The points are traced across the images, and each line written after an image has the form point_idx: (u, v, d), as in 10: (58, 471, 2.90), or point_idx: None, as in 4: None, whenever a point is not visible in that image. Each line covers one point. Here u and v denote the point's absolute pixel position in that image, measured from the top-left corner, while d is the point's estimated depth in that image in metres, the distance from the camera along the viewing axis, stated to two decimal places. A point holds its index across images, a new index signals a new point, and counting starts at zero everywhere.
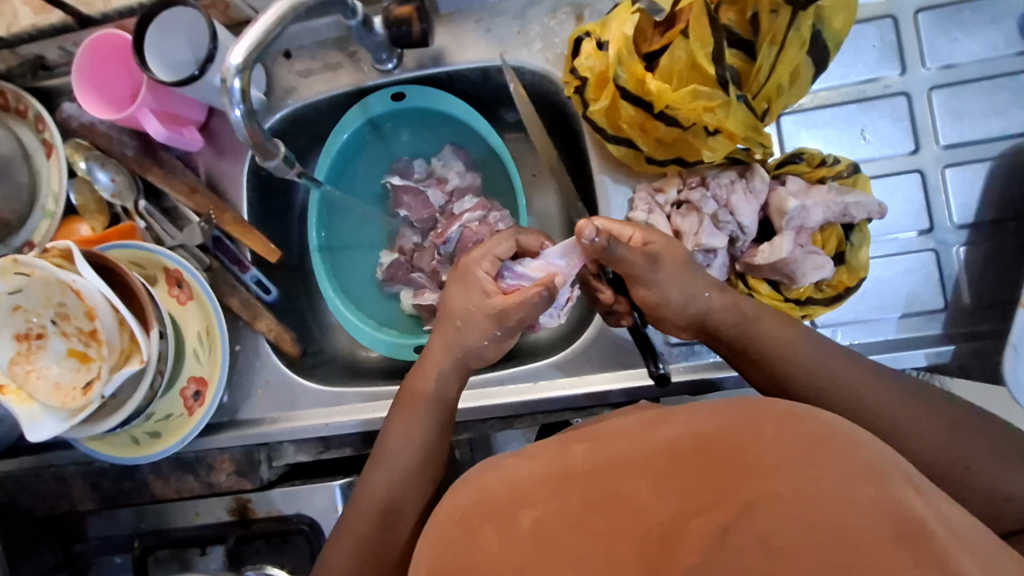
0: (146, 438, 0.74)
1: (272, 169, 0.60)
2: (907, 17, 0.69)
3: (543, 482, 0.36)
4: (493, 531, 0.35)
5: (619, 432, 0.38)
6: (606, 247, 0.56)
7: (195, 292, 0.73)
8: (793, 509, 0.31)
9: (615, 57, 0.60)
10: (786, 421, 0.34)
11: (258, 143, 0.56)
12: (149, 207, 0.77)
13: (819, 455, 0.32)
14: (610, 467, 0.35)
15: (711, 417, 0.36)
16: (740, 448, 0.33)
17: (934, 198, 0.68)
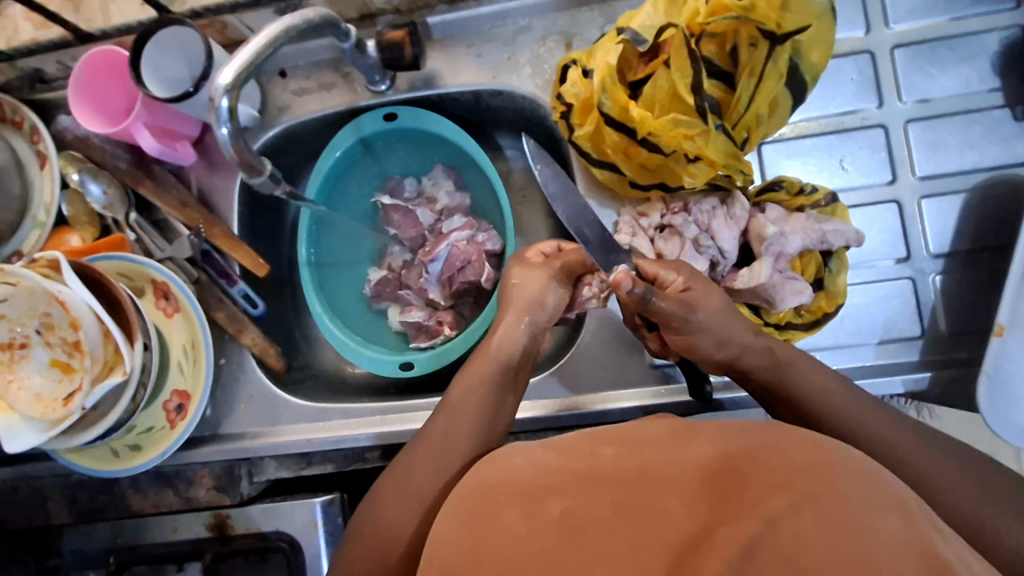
0: (126, 452, 0.73)
1: (257, 186, 0.61)
2: (884, 52, 0.71)
3: (575, 477, 0.38)
4: (520, 513, 0.37)
5: (649, 440, 0.40)
6: (644, 297, 0.55)
7: (182, 305, 0.74)
8: (812, 524, 0.30)
9: (599, 85, 0.62)
10: (812, 449, 0.35)
11: (244, 159, 0.57)
12: (139, 220, 0.78)
13: (846, 482, 0.33)
14: (636, 475, 0.37)
15: (728, 442, 0.37)
16: (770, 469, 0.33)
17: (911, 228, 0.69)
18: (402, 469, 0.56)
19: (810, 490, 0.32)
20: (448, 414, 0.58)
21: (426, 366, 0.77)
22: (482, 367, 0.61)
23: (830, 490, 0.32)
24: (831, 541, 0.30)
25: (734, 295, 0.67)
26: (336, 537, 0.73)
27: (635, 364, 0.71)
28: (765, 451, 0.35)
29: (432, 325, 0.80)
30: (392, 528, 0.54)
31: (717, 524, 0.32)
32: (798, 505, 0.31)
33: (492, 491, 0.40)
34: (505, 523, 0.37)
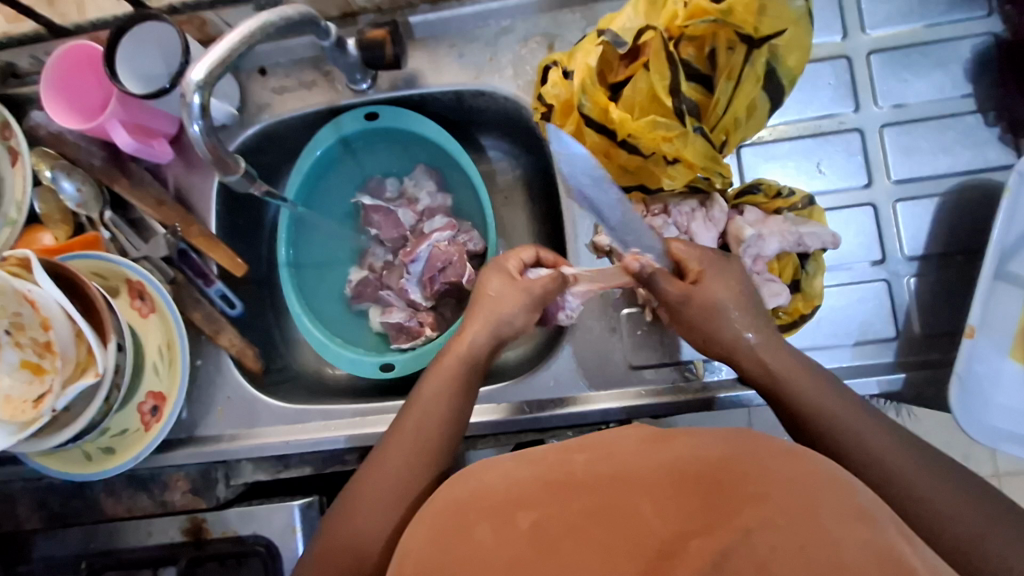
0: (98, 454, 0.72)
1: (231, 183, 0.60)
2: (860, 58, 0.72)
3: (545, 486, 0.38)
4: (491, 527, 0.36)
5: (620, 444, 0.40)
6: (651, 278, 0.61)
7: (158, 305, 0.72)
8: (772, 534, 0.31)
9: (579, 86, 0.62)
10: (786, 459, 0.36)
11: (217, 156, 0.56)
12: (114, 218, 0.76)
13: (815, 492, 0.33)
14: (612, 481, 0.37)
15: (702, 449, 0.37)
16: (743, 480, 0.34)
17: (886, 230, 0.70)
18: (374, 468, 0.57)
19: (777, 500, 0.33)
20: (417, 413, 0.59)
21: (406, 368, 0.76)
22: (449, 368, 0.62)
23: (800, 500, 0.33)
24: (780, 543, 0.31)
25: None
26: (314, 541, 0.72)
27: (615, 366, 0.71)
28: (739, 460, 0.36)
29: (413, 326, 0.80)
30: (364, 530, 0.54)
31: (692, 534, 0.32)
32: (768, 518, 0.32)
33: (464, 505, 0.39)
34: (477, 535, 0.37)
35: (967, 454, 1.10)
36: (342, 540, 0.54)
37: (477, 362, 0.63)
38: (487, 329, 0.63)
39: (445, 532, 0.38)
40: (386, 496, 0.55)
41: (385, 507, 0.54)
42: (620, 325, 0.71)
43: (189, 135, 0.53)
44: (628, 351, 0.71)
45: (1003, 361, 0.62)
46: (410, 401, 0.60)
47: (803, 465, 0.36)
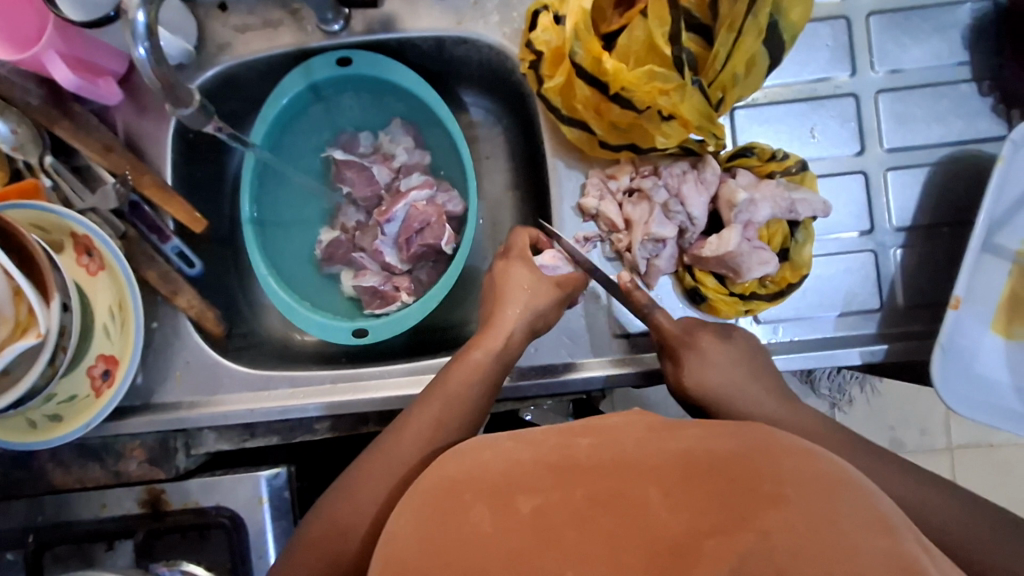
0: (45, 422, 0.66)
1: (184, 119, 0.54)
2: (859, 19, 0.70)
3: (546, 468, 0.36)
4: (488, 510, 0.35)
5: (625, 431, 0.39)
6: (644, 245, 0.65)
7: (108, 262, 0.67)
8: (790, 539, 0.30)
9: (571, 31, 0.58)
10: (800, 459, 0.34)
11: (166, 87, 0.50)
12: (55, 163, 0.69)
13: (834, 500, 0.32)
14: (610, 469, 0.35)
15: (712, 442, 0.36)
16: (759, 479, 0.33)
17: (876, 199, 0.69)
18: (382, 453, 0.55)
19: (795, 502, 0.31)
20: (434, 407, 0.57)
21: (380, 334, 0.72)
22: (476, 361, 0.59)
23: (818, 507, 0.31)
24: (799, 550, 0.29)
25: (701, 263, 0.65)
26: (282, 512, 0.69)
27: (600, 334, 0.68)
28: (753, 457, 0.34)
29: (388, 291, 0.76)
30: (349, 518, 0.53)
31: (707, 533, 0.31)
32: (789, 522, 0.30)
33: (458, 484, 0.37)
34: (471, 520, 0.35)
35: (923, 427, 1.14)
36: (334, 519, 0.54)
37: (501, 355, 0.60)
38: (519, 316, 0.61)
39: (435, 518, 0.36)
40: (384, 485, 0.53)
41: (376, 496, 0.53)
42: (610, 294, 0.68)
43: (133, 58, 0.47)
44: (614, 318, 0.68)
45: (983, 332, 0.62)
46: (431, 392, 0.58)
47: (815, 465, 0.34)
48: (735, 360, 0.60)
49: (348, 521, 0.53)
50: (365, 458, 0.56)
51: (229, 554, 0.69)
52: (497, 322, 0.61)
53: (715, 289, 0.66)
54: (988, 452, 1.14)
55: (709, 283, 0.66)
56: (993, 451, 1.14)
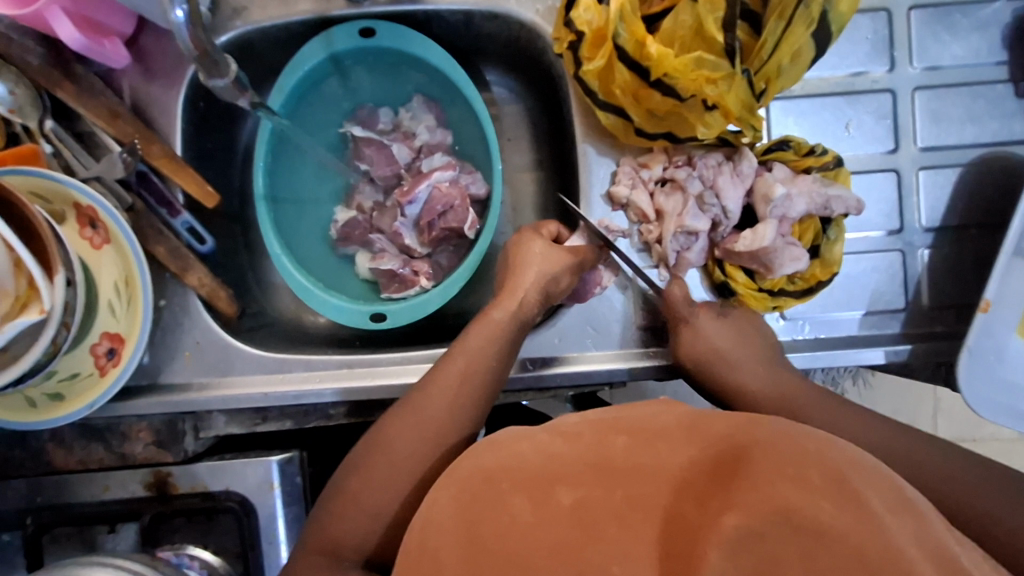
0: (45, 401, 0.63)
1: (217, 90, 0.54)
2: (901, 12, 0.68)
3: (591, 469, 0.34)
4: (528, 501, 0.34)
5: (660, 426, 0.35)
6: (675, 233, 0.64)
7: (114, 235, 0.63)
8: (811, 518, 0.30)
9: (617, 12, 0.56)
10: (825, 443, 0.33)
11: (203, 55, 0.49)
12: (55, 128, 0.65)
13: (861, 483, 0.31)
14: (640, 472, 0.33)
15: (740, 428, 0.35)
16: (789, 457, 0.32)
17: (907, 199, 0.68)
18: (407, 411, 0.57)
19: (821, 482, 0.31)
20: (455, 365, 0.59)
21: (399, 318, 0.70)
22: (496, 320, 0.61)
23: (845, 491, 0.31)
24: (818, 530, 0.29)
25: (732, 257, 0.64)
26: (294, 498, 0.67)
27: (624, 326, 0.67)
28: (780, 441, 0.33)
29: (407, 275, 0.74)
30: (374, 495, 0.55)
31: (722, 511, 0.30)
32: (814, 499, 0.30)
33: (494, 472, 0.36)
34: (510, 511, 0.34)
35: (914, 420, 1.15)
36: (366, 475, 0.55)
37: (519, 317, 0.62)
38: (536, 286, 0.63)
39: (473, 508, 0.35)
40: (419, 442, 0.56)
41: (412, 458, 0.55)
42: (633, 285, 0.67)
43: (170, 23, 0.46)
44: (638, 310, 0.67)
45: (1010, 338, 0.62)
46: (451, 350, 0.60)
47: (839, 449, 0.33)
48: (720, 325, 0.62)
49: (383, 479, 0.55)
50: (387, 417, 0.58)
51: (237, 537, 0.68)
52: (513, 288, 0.63)
53: (744, 284, 0.65)
54: (973, 446, 1.17)
55: (739, 277, 0.65)
56: (977, 445, 1.17)
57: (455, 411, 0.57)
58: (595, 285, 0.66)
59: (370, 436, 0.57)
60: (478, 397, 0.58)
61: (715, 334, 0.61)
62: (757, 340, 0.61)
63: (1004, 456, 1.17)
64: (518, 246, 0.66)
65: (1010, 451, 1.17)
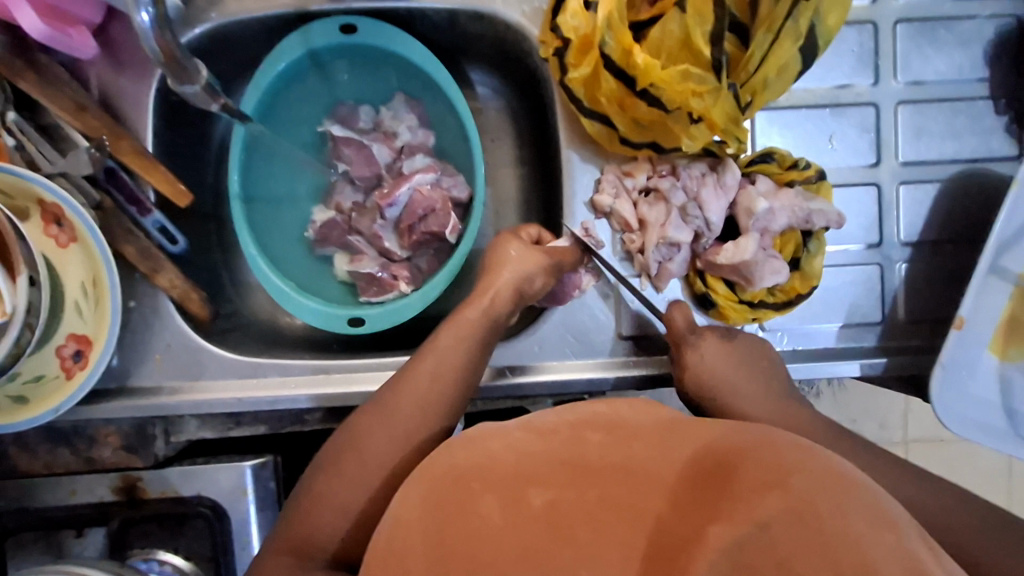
0: (8, 404, 0.61)
1: (187, 95, 0.52)
2: (887, 26, 0.68)
3: (557, 465, 0.33)
4: (495, 502, 0.33)
5: (636, 424, 0.36)
6: (653, 248, 0.64)
7: (81, 233, 0.61)
8: (786, 526, 0.30)
9: (605, 20, 0.55)
10: (803, 451, 0.34)
11: (171, 60, 0.48)
12: (18, 120, 0.62)
13: (841, 494, 0.32)
14: (603, 483, 0.33)
15: (717, 433, 0.35)
16: (758, 467, 0.32)
17: (887, 213, 0.69)
18: (385, 409, 0.56)
19: (799, 490, 0.31)
20: (431, 362, 0.58)
21: (378, 323, 0.69)
22: (470, 321, 0.60)
23: (822, 498, 0.31)
24: (796, 535, 0.30)
25: (713, 269, 0.64)
26: (267, 503, 0.66)
27: (604, 335, 0.67)
28: (756, 449, 0.33)
29: (385, 278, 0.73)
30: (345, 502, 0.54)
31: (708, 520, 0.30)
32: (791, 507, 0.31)
33: (466, 471, 0.35)
34: (478, 512, 0.33)
35: (884, 421, 1.17)
36: (341, 472, 0.54)
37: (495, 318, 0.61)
38: (511, 286, 0.62)
39: (443, 510, 0.34)
40: (392, 440, 0.55)
41: (382, 459, 0.54)
42: (615, 295, 0.66)
43: (135, 25, 0.45)
44: (618, 319, 0.66)
45: (981, 354, 0.64)
46: (424, 348, 0.60)
47: (816, 458, 0.33)
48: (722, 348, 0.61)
49: (355, 477, 0.54)
50: (364, 414, 0.57)
51: (209, 544, 0.66)
52: (487, 286, 0.62)
53: (725, 296, 0.65)
54: (938, 446, 1.20)
55: (719, 289, 0.65)
56: (942, 445, 1.20)
57: (429, 410, 0.57)
58: (573, 288, 0.66)
59: (348, 432, 0.57)
60: (450, 394, 0.58)
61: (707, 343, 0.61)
62: (757, 361, 0.61)
63: (965, 457, 1.20)
64: (499, 247, 0.65)
65: (973, 453, 1.20)
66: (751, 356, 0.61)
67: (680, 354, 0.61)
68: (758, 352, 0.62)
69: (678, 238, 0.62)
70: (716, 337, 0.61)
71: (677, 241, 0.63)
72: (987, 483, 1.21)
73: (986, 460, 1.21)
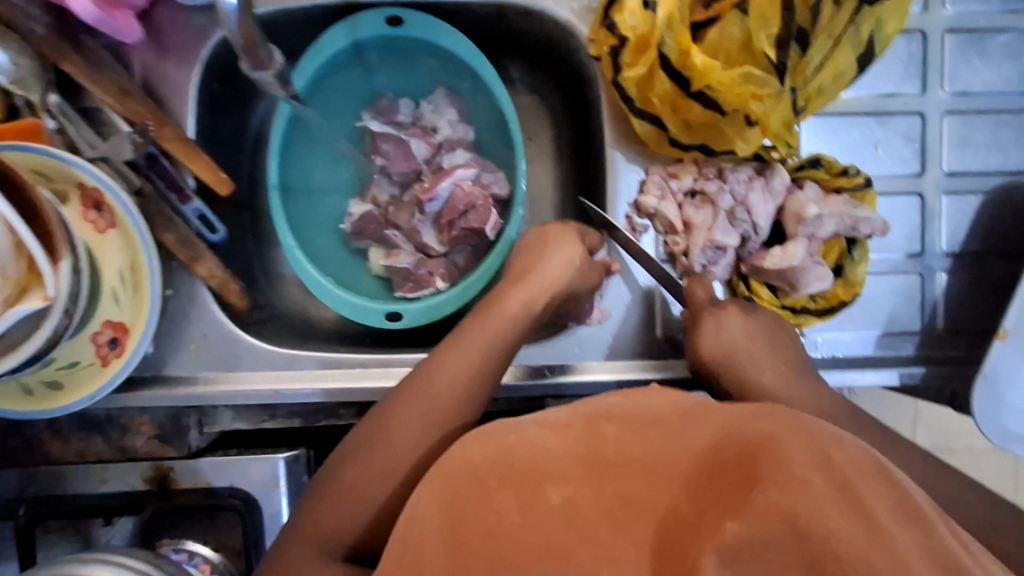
0: (43, 390, 0.60)
1: (260, 82, 0.52)
2: (936, 35, 0.68)
3: (578, 463, 0.32)
4: (514, 499, 0.31)
5: (654, 415, 0.33)
6: (700, 256, 0.63)
7: (121, 220, 0.60)
8: (814, 525, 0.28)
9: (665, 20, 0.55)
10: (834, 444, 0.31)
11: (251, 46, 0.48)
12: (61, 103, 0.61)
13: (867, 488, 0.30)
14: (633, 469, 0.31)
15: (740, 424, 0.32)
16: (789, 458, 0.30)
17: (930, 223, 0.69)
18: (414, 396, 0.55)
19: (825, 486, 0.29)
20: (465, 353, 0.56)
21: (415, 319, 0.68)
22: (504, 317, 0.58)
23: (850, 495, 0.29)
24: (824, 538, 0.28)
25: (758, 274, 0.63)
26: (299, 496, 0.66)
27: (642, 335, 0.66)
28: (785, 439, 0.31)
29: (422, 274, 0.72)
30: (352, 506, 0.51)
31: (727, 516, 0.28)
32: (817, 506, 0.28)
33: (481, 467, 0.33)
34: (495, 508, 0.32)
35: (894, 428, 1.17)
36: (358, 470, 0.52)
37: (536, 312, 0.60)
38: (556, 282, 0.60)
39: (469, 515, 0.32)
40: (421, 431, 0.53)
41: (395, 457, 0.52)
42: (657, 297, 0.66)
43: (220, 9, 0.44)
44: (658, 321, 0.66)
45: None
46: (451, 345, 0.57)
47: (846, 450, 0.31)
48: (755, 329, 0.59)
49: (370, 478, 0.52)
50: (383, 407, 0.55)
51: (240, 535, 0.66)
52: (514, 282, 0.61)
53: (768, 301, 0.65)
54: (948, 456, 1.20)
55: (763, 294, 0.64)
56: (952, 456, 1.20)
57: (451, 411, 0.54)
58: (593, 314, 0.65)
59: (360, 431, 0.55)
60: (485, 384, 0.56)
61: (736, 326, 0.59)
62: (778, 337, 0.59)
63: (976, 468, 1.20)
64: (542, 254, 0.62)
65: (983, 464, 1.20)
66: (765, 327, 0.59)
67: (698, 323, 0.59)
68: (777, 327, 0.60)
69: (722, 240, 0.62)
70: (737, 308, 0.60)
71: (720, 247, 0.63)
72: (994, 494, 1.21)
73: (995, 471, 1.21)
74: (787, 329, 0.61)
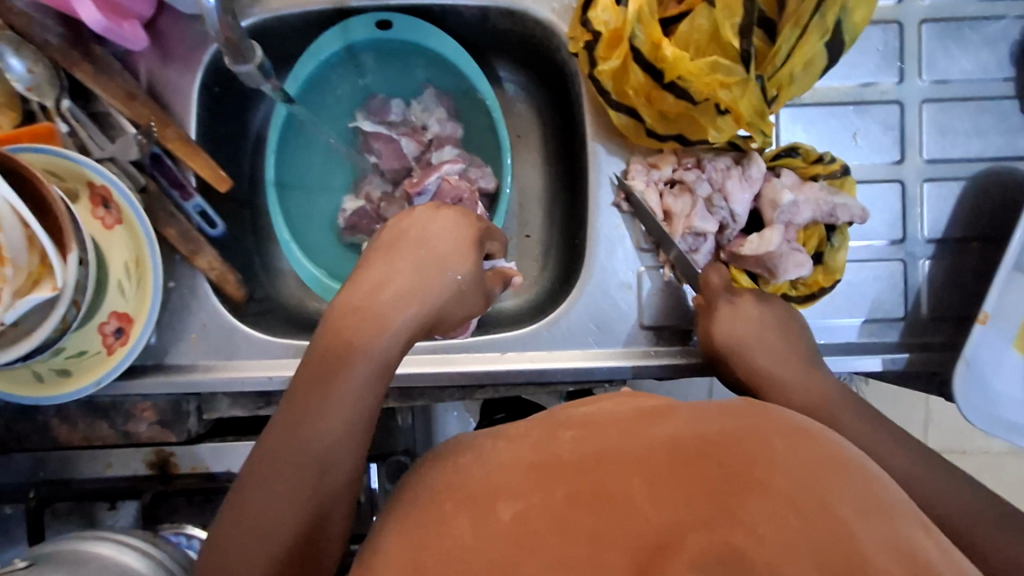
0: (53, 377, 0.63)
1: (242, 76, 0.56)
2: (912, 25, 0.69)
3: (525, 470, 0.31)
4: (468, 522, 0.30)
5: (613, 420, 0.34)
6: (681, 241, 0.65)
7: (127, 216, 0.63)
8: (776, 530, 0.27)
9: (635, 14, 0.57)
10: (798, 441, 0.30)
11: (232, 44, 0.52)
12: (72, 107, 0.65)
13: (829, 484, 0.28)
14: (592, 467, 0.30)
15: (702, 424, 0.31)
16: (747, 461, 0.29)
17: (911, 210, 0.69)
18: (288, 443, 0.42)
19: (783, 488, 0.28)
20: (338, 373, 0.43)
21: None
22: (363, 318, 0.46)
23: (811, 495, 0.28)
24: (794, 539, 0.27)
25: (737, 261, 0.65)
26: None
27: (628, 324, 0.67)
28: (747, 442, 0.30)
29: None
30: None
31: (692, 527, 0.27)
32: (775, 511, 0.27)
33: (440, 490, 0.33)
34: (450, 532, 0.30)
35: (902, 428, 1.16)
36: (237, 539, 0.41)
37: (404, 301, 0.48)
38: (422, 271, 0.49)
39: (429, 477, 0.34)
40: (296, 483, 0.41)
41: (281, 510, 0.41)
42: (639, 284, 0.67)
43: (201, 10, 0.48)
44: (642, 308, 0.67)
45: (1007, 348, 0.64)
46: (310, 367, 0.45)
47: (815, 448, 0.30)
48: (767, 321, 0.58)
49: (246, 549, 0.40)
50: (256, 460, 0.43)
51: None
52: (389, 273, 0.49)
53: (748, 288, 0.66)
54: (960, 457, 1.18)
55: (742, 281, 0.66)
56: (964, 456, 1.18)
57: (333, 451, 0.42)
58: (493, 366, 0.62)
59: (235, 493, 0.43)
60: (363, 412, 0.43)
61: (750, 315, 0.58)
62: (793, 330, 0.58)
63: (989, 469, 1.18)
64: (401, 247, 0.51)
65: (996, 465, 1.18)
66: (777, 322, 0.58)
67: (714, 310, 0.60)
68: (791, 323, 0.59)
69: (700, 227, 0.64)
70: (754, 298, 0.60)
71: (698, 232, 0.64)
72: (1009, 495, 1.19)
73: (1009, 472, 1.19)
74: (800, 322, 0.59)
